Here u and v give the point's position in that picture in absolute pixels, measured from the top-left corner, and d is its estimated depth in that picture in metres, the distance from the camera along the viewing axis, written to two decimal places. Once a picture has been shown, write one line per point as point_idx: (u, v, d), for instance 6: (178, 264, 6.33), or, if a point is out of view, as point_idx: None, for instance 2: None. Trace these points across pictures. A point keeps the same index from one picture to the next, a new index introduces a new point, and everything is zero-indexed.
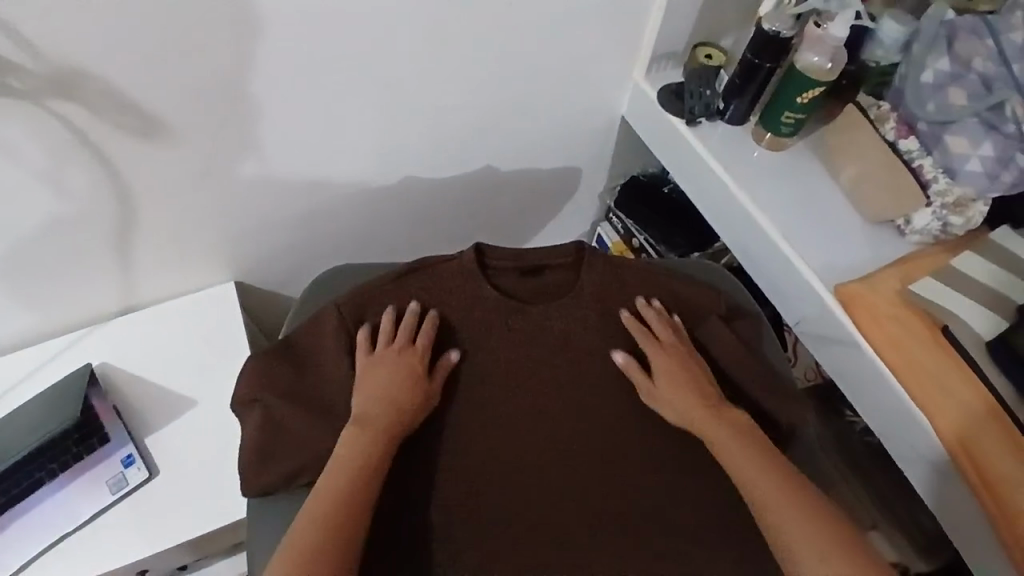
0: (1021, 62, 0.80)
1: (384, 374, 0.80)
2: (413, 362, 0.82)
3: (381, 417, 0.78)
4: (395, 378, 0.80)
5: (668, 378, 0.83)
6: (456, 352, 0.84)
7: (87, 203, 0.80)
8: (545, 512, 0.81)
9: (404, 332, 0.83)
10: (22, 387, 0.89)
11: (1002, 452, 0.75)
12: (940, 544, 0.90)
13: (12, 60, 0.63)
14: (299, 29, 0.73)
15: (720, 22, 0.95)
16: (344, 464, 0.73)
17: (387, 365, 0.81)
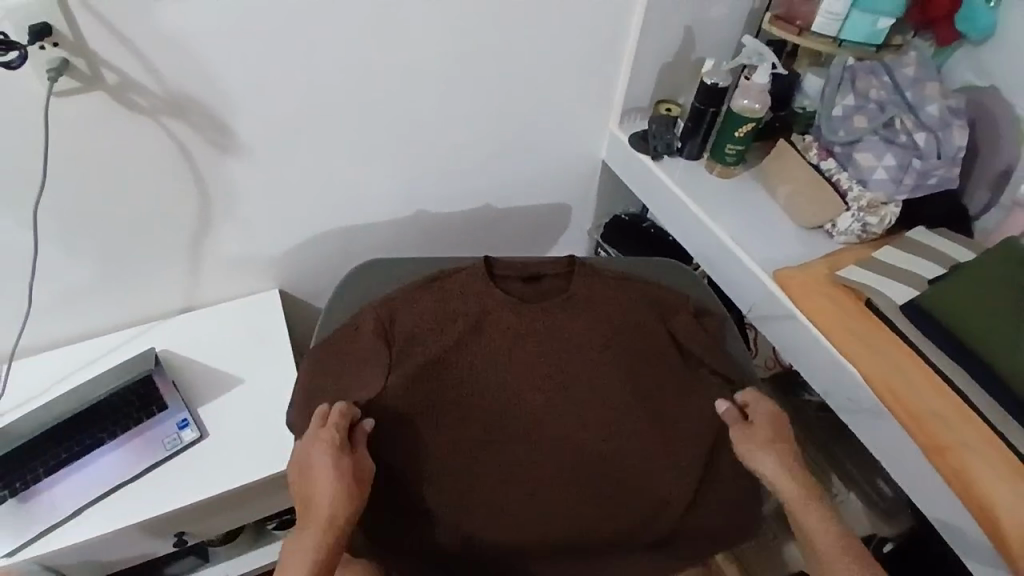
0: (912, 90, 1.03)
1: (301, 478, 0.85)
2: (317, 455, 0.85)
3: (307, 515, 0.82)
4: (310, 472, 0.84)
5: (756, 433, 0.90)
6: (366, 422, 0.88)
7: (175, 208, 1.02)
8: (549, 492, 0.95)
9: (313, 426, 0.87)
10: (96, 365, 1.07)
11: (927, 397, 0.88)
12: (899, 511, 1.08)
13: (143, 83, 0.87)
14: (353, 73, 0.98)
15: (676, 83, 1.20)
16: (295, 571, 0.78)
17: (305, 464, 0.85)
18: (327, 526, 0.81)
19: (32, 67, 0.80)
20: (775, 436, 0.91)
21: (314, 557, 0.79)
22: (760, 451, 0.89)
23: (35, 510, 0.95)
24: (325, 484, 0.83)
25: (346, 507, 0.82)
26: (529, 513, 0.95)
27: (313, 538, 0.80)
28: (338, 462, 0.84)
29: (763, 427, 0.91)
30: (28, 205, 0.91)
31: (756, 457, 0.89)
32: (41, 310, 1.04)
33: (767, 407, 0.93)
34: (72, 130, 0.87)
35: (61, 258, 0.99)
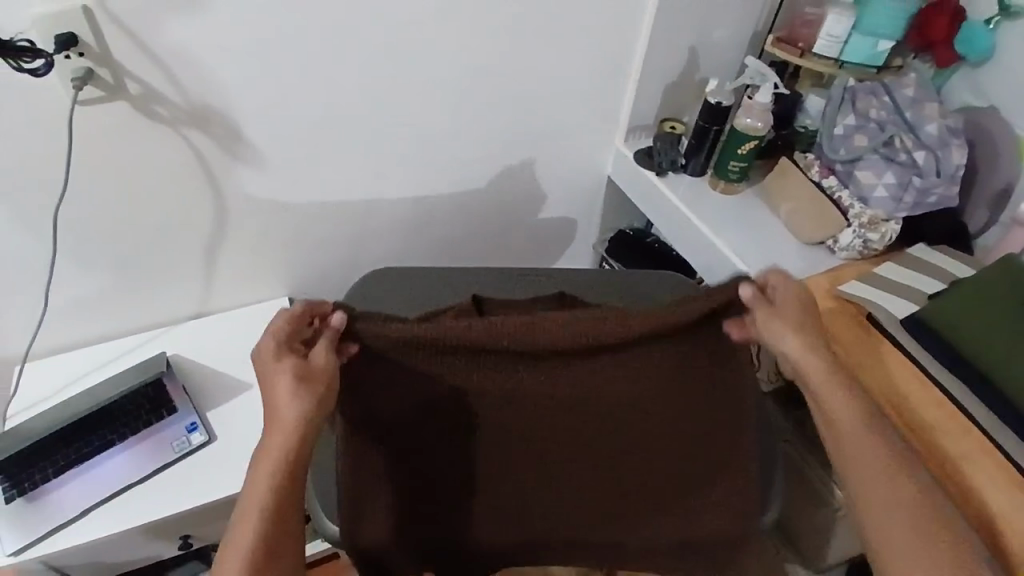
0: (911, 110, 1.05)
1: (266, 390, 0.72)
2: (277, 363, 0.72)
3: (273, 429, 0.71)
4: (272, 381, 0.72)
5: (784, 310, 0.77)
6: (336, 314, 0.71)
7: (190, 216, 1.04)
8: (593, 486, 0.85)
9: (275, 331, 0.73)
10: (107, 369, 1.09)
11: (929, 408, 0.89)
12: None
13: (165, 94, 0.90)
14: (367, 87, 1.01)
15: (681, 102, 1.23)
16: (252, 496, 0.70)
17: (266, 373, 0.72)
18: (283, 442, 0.71)
19: (58, 76, 0.83)
20: (801, 317, 0.78)
21: (270, 479, 0.70)
22: (780, 332, 0.77)
23: (43, 508, 0.96)
24: (275, 395, 0.71)
25: (296, 417, 0.71)
26: (554, 517, 0.86)
27: (267, 461, 0.71)
28: (288, 370, 0.71)
29: (789, 308, 0.78)
30: (49, 210, 0.94)
31: (775, 335, 0.77)
32: (57, 314, 1.06)
33: (790, 285, 0.79)
34: (93, 138, 0.90)
35: (78, 263, 1.02)
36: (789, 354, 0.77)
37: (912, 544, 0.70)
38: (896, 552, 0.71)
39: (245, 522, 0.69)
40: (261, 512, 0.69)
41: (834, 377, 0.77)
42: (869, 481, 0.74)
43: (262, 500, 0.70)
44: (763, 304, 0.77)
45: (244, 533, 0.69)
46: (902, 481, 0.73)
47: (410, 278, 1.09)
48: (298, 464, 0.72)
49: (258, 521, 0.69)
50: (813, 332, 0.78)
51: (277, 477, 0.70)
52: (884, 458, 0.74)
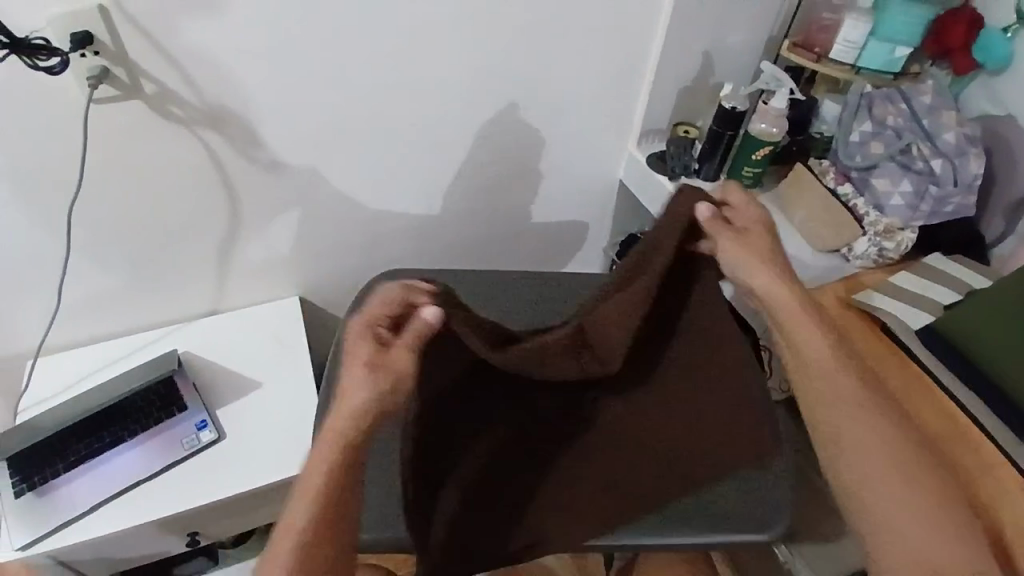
0: (928, 117, 1.04)
1: (353, 380, 0.71)
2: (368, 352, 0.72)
3: (350, 415, 0.71)
4: (363, 372, 0.71)
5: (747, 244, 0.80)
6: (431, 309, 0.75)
7: (204, 215, 1.05)
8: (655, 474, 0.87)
9: (372, 317, 0.74)
10: (117, 365, 1.10)
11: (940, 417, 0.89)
12: None
13: (180, 94, 0.90)
14: (381, 90, 1.01)
15: (695, 107, 1.22)
16: (309, 479, 0.70)
17: (357, 364, 0.71)
18: (347, 426, 0.70)
19: (74, 75, 0.83)
20: (764, 244, 0.81)
21: (328, 463, 0.70)
22: (744, 259, 0.80)
23: (52, 504, 0.97)
24: (349, 376, 0.71)
25: (365, 401, 0.70)
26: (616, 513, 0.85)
27: (328, 443, 0.70)
28: (367, 354, 0.72)
29: (752, 234, 0.81)
30: (63, 207, 0.94)
31: (740, 265, 0.80)
32: (69, 310, 1.07)
33: (754, 210, 0.82)
34: (108, 136, 0.91)
35: (91, 260, 1.02)
36: (755, 284, 0.80)
37: (875, 463, 0.75)
38: (863, 468, 0.75)
39: (301, 504, 0.69)
40: (314, 499, 0.69)
41: (795, 303, 0.80)
42: (856, 429, 0.76)
43: (319, 487, 0.69)
44: (728, 230, 0.80)
45: (297, 517, 0.68)
46: (867, 403, 0.77)
47: (420, 279, 1.09)
48: (356, 452, 0.71)
49: (311, 506, 0.69)
50: (773, 259, 0.81)
51: (335, 462, 0.70)
52: (861, 404, 0.77)
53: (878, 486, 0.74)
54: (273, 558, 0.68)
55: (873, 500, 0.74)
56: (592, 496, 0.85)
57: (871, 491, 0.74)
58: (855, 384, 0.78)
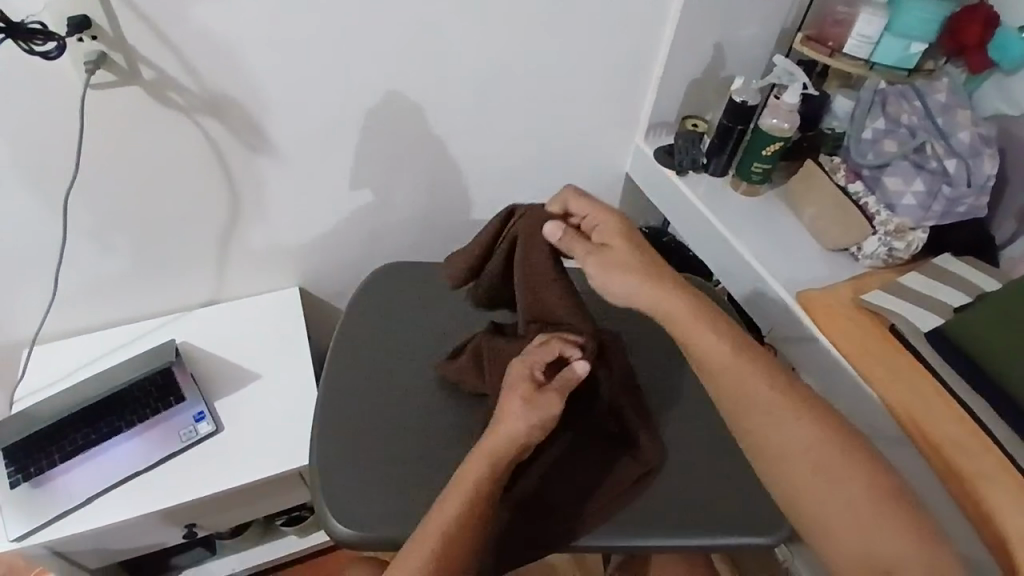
0: (943, 116, 1.02)
1: (514, 411, 0.77)
2: (526, 388, 0.78)
3: (498, 442, 0.76)
4: (521, 405, 0.77)
5: (609, 256, 0.83)
6: (582, 363, 0.79)
7: (203, 204, 1.03)
8: (680, 478, 0.88)
9: (534, 361, 0.81)
10: (113, 355, 1.08)
11: (938, 417, 0.88)
12: None
13: (180, 81, 0.88)
14: (385, 79, 0.99)
15: (704, 100, 1.20)
16: (460, 486, 0.75)
17: (517, 398, 0.78)
18: (501, 449, 0.76)
19: (71, 59, 0.81)
20: (630, 250, 0.84)
21: (478, 479, 0.75)
22: (611, 272, 0.82)
23: (48, 495, 0.96)
24: (512, 405, 0.78)
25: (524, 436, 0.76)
26: (642, 516, 0.84)
27: (480, 458, 0.76)
28: (530, 391, 0.78)
29: (615, 244, 0.84)
30: (60, 195, 0.92)
31: (613, 279, 0.82)
32: (66, 299, 1.05)
33: (605, 218, 0.86)
34: (106, 123, 0.88)
35: (88, 249, 1.01)
36: (637, 300, 0.82)
37: (807, 477, 0.73)
38: (793, 479, 0.74)
39: (448, 504, 0.74)
40: (463, 504, 0.74)
41: (687, 310, 0.80)
42: (781, 437, 0.75)
43: (469, 495, 0.74)
44: (587, 247, 0.85)
45: (445, 515, 0.73)
46: (780, 407, 0.76)
47: (422, 274, 1.07)
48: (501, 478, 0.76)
49: (460, 509, 0.73)
50: (651, 264, 0.83)
51: (485, 480, 0.75)
52: (773, 400, 0.76)
53: (810, 502, 0.72)
54: (418, 544, 0.72)
55: (811, 517, 0.72)
56: (596, 494, 0.84)
57: (808, 508, 0.72)
58: (771, 391, 0.76)
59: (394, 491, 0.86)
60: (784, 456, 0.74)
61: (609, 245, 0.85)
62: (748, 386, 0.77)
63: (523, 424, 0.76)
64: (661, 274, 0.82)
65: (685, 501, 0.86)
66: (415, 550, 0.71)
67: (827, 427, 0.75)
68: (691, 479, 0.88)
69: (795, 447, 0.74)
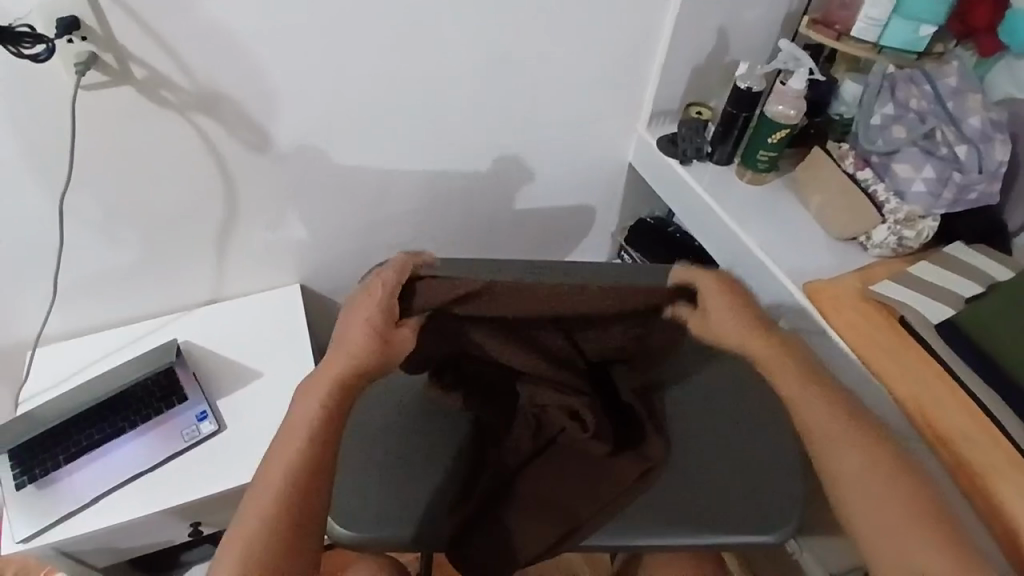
0: (953, 100, 0.99)
1: (357, 331, 0.72)
2: (374, 308, 0.72)
3: (336, 364, 0.72)
4: (363, 326, 0.72)
5: (717, 311, 0.77)
6: (412, 324, 0.75)
7: (201, 203, 1.02)
8: (691, 471, 0.87)
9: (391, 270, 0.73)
10: (115, 355, 1.08)
11: (951, 409, 0.86)
12: None
13: (172, 79, 0.87)
14: (380, 72, 0.97)
15: (708, 86, 1.17)
16: (292, 436, 0.68)
17: (362, 321, 0.73)
18: (345, 376, 0.71)
19: (60, 58, 0.80)
20: (733, 313, 0.76)
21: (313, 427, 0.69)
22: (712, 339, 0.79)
23: (54, 496, 0.97)
24: (355, 341, 0.72)
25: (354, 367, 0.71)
26: (644, 513, 0.84)
27: (324, 385, 0.71)
28: (371, 317, 0.72)
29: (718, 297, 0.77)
30: (54, 196, 0.92)
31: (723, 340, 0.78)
32: (66, 299, 1.05)
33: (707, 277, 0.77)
34: (97, 123, 0.87)
35: (86, 249, 1.00)
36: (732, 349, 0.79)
37: (867, 497, 0.69)
38: (851, 511, 0.70)
39: (279, 463, 0.67)
40: (297, 456, 0.67)
41: (779, 355, 0.77)
42: (846, 466, 0.71)
43: (301, 446, 0.68)
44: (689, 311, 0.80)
45: (292, 444, 0.68)
46: (847, 430, 0.73)
47: None
48: (341, 415, 0.71)
49: (305, 441, 0.68)
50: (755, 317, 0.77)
51: (316, 425, 0.69)
52: (844, 427, 0.73)
53: (869, 523, 0.69)
54: (267, 477, 0.67)
55: (869, 537, 0.68)
56: (596, 492, 0.83)
57: (864, 527, 0.69)
58: (834, 418, 0.74)
59: (388, 488, 0.84)
60: (853, 491, 0.70)
61: (705, 299, 0.78)
62: (818, 412, 0.75)
63: (360, 349, 0.71)
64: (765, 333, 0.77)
65: (692, 496, 0.85)
66: (245, 518, 0.64)
67: (885, 447, 0.72)
68: (700, 472, 0.87)
69: (862, 477, 0.70)
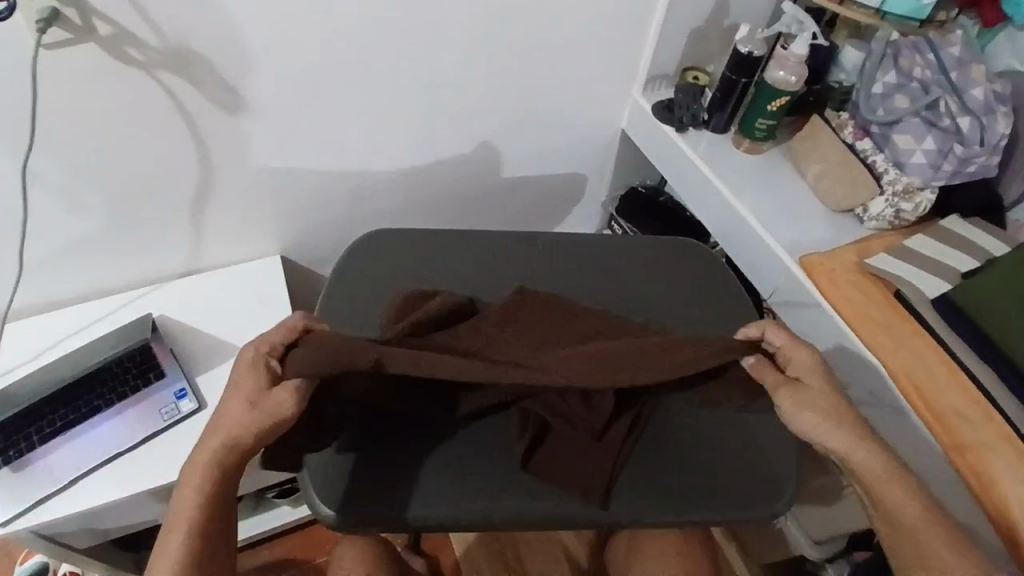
0: (956, 71, 0.96)
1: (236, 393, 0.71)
2: (247, 376, 0.72)
3: (223, 427, 0.70)
4: (239, 393, 0.71)
5: (807, 387, 0.76)
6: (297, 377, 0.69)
7: (175, 169, 0.96)
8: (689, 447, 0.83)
9: (267, 344, 0.74)
10: (86, 331, 1.03)
11: (936, 377, 0.87)
12: None
13: (140, 36, 0.81)
14: (364, 34, 0.92)
15: (704, 51, 1.14)
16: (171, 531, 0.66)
17: (240, 384, 0.71)
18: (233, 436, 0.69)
19: (19, 14, 0.73)
20: (827, 399, 0.76)
21: (196, 508, 0.67)
22: (798, 413, 0.75)
23: (28, 479, 0.93)
24: (234, 405, 0.70)
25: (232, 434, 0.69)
26: (644, 487, 0.80)
27: (212, 442, 0.69)
28: (251, 375, 0.72)
29: (810, 383, 0.77)
30: (15, 164, 0.86)
31: (802, 416, 0.75)
32: (33, 272, 1.00)
33: (808, 361, 0.77)
34: (59, 83, 0.81)
35: (52, 218, 0.94)
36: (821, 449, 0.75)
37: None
38: None
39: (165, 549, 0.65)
40: (184, 546, 0.66)
41: (878, 460, 0.73)
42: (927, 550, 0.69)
43: (186, 531, 0.66)
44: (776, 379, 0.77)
45: (188, 495, 0.68)
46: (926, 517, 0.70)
47: (409, 243, 0.97)
48: (227, 489, 0.69)
49: (199, 491, 0.67)
50: (843, 400, 0.76)
51: (202, 509, 0.67)
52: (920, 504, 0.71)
53: None
54: (167, 528, 0.67)
55: None
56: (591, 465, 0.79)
57: None
58: (913, 499, 0.71)
59: (375, 467, 0.79)
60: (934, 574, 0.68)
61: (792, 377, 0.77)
62: (897, 494, 0.71)
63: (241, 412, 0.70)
64: (855, 425, 0.74)
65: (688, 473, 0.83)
66: None
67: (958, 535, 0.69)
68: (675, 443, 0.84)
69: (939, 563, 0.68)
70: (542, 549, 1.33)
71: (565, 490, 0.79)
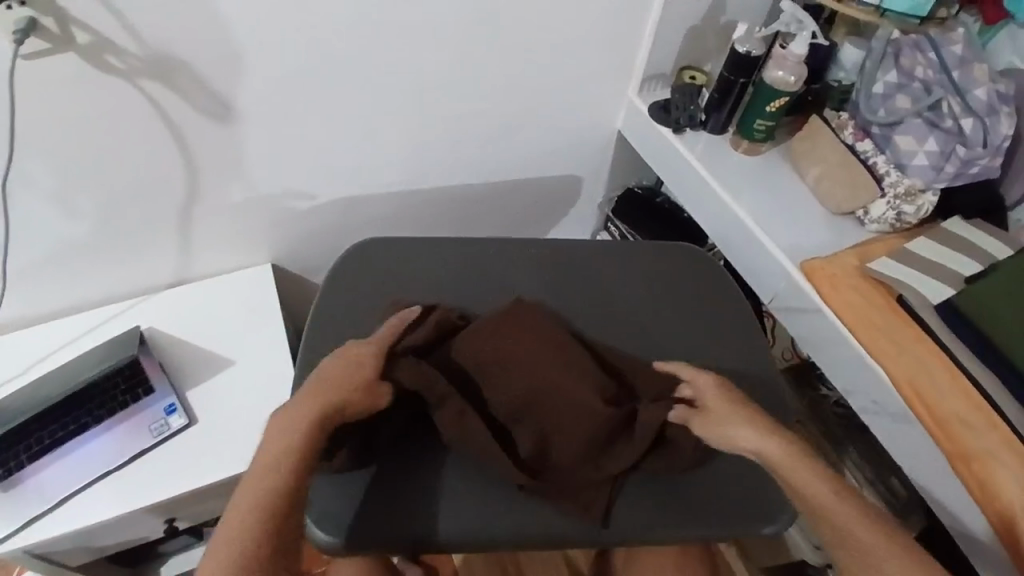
0: (959, 70, 0.95)
1: (339, 369, 0.75)
2: (355, 359, 0.76)
3: (321, 393, 0.73)
4: (340, 371, 0.74)
5: (722, 411, 0.78)
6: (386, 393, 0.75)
7: (161, 179, 0.94)
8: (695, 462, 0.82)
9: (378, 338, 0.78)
10: (73, 345, 1.01)
11: (939, 384, 0.86)
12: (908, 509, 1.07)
13: (120, 43, 0.78)
14: (353, 38, 0.89)
15: (702, 50, 1.11)
16: (245, 505, 0.66)
17: (340, 364, 0.75)
18: (332, 401, 0.72)
19: None
20: (745, 424, 0.77)
21: (288, 460, 0.68)
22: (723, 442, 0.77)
23: (15, 500, 0.91)
24: (335, 379, 0.74)
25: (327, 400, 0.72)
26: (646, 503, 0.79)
27: (310, 403, 0.72)
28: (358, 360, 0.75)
29: (723, 411, 0.78)
30: None
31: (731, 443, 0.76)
32: (17, 285, 0.97)
33: (713, 391, 0.80)
34: (37, 93, 0.78)
35: (35, 231, 0.92)
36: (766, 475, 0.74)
37: None
38: None
39: (253, 492, 0.67)
40: (270, 491, 0.66)
41: (823, 484, 0.71)
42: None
43: (275, 478, 0.67)
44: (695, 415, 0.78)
45: (280, 446, 0.69)
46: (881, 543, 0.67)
47: (404, 251, 0.95)
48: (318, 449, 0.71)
49: (292, 443, 0.69)
50: (764, 421, 0.77)
51: (294, 459, 0.68)
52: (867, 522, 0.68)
53: None
54: (255, 478, 0.67)
55: None
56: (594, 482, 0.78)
57: None
58: (862, 519, 0.69)
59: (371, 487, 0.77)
60: None
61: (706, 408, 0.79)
62: (847, 516, 0.69)
63: (342, 385, 0.73)
64: (786, 449, 0.74)
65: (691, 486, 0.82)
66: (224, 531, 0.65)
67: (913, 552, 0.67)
68: None
69: None
70: (540, 558, 1.32)
71: (566, 508, 0.77)
